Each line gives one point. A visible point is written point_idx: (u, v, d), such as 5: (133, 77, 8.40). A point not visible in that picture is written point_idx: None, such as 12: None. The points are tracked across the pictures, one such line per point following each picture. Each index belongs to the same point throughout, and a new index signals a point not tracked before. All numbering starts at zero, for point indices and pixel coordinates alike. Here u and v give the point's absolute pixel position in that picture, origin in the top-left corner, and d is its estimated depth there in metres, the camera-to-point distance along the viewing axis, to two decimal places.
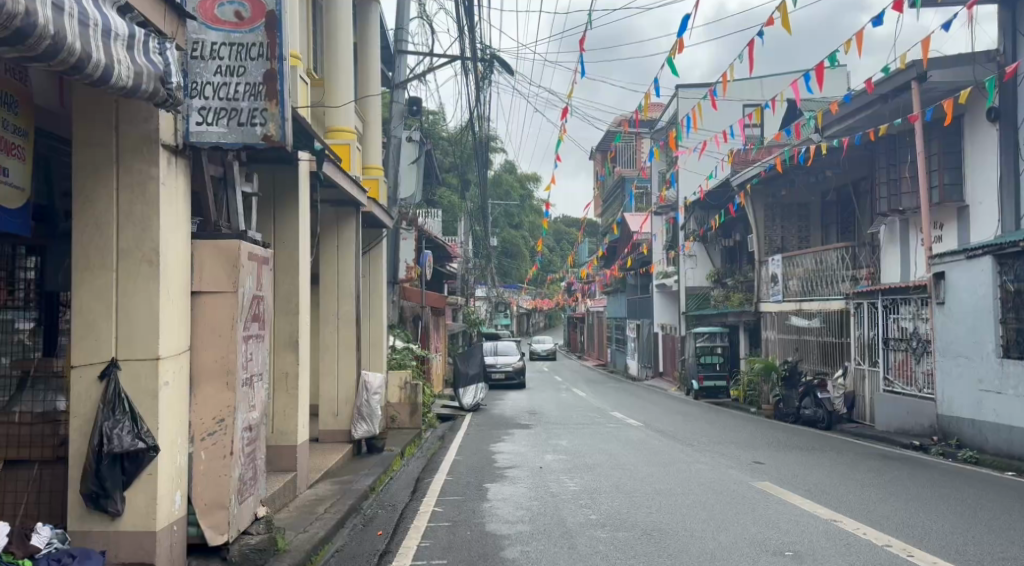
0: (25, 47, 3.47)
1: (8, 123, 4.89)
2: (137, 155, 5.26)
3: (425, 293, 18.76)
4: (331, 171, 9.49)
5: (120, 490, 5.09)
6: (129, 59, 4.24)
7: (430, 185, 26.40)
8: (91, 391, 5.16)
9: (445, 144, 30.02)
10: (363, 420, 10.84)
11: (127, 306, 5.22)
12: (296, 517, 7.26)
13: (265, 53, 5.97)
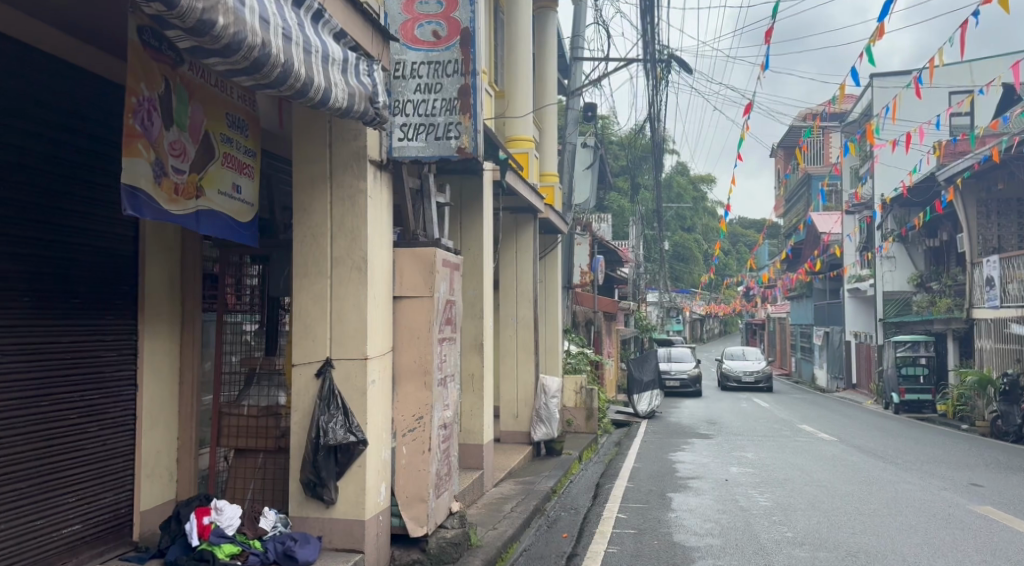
0: (261, 75, 3.86)
1: (239, 145, 5.44)
2: (349, 170, 5.69)
3: (598, 299, 18.79)
4: (512, 179, 9.79)
5: (334, 480, 5.49)
6: (344, 81, 4.60)
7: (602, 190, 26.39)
8: (308, 387, 5.61)
9: (615, 148, 29.92)
10: (542, 422, 10.94)
11: (340, 310, 5.64)
12: (486, 514, 7.50)
13: (460, 68, 6.20)
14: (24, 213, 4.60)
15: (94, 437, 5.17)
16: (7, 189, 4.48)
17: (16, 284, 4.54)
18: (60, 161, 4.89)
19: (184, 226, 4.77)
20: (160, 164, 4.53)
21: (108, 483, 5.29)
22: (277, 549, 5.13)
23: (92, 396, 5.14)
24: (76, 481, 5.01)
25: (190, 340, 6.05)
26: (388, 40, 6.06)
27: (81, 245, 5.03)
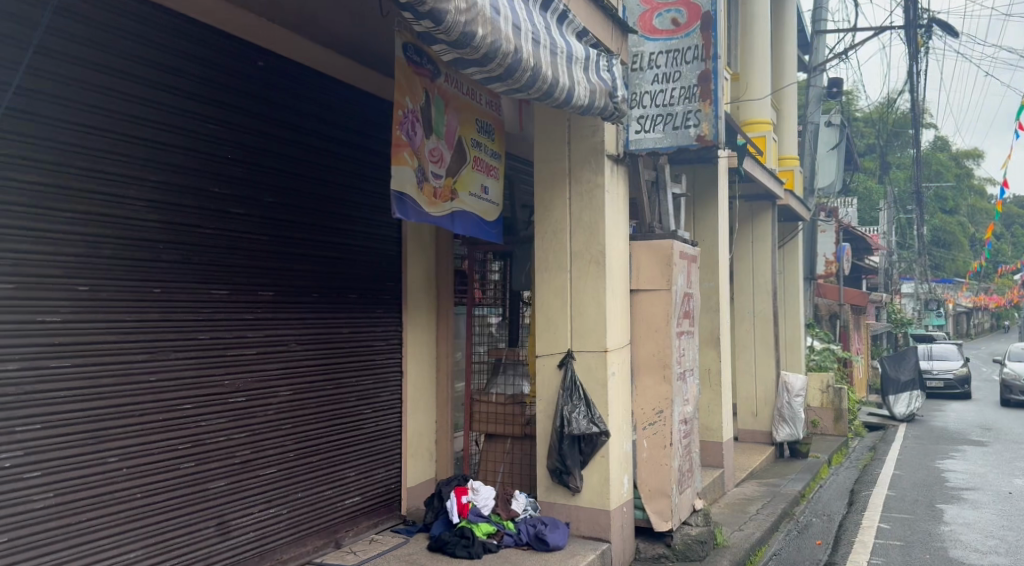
0: (513, 80, 4.04)
1: (487, 148, 5.72)
2: (587, 165, 5.78)
3: (844, 290, 17.56)
4: (752, 166, 9.43)
5: (579, 468, 5.61)
6: (585, 78, 4.68)
7: (848, 173, 24.56)
8: (552, 377, 5.77)
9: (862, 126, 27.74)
10: (785, 423, 10.34)
11: (580, 303, 5.74)
12: (730, 514, 7.31)
13: (700, 54, 6.07)
14: (310, 218, 5.15)
15: (368, 419, 5.70)
16: (296, 198, 5.05)
17: (304, 281, 5.10)
18: (336, 170, 5.41)
19: (441, 226, 5.12)
20: (422, 170, 4.90)
21: (380, 460, 5.81)
22: (528, 531, 5.43)
23: (366, 381, 5.67)
24: (356, 457, 5.56)
25: (445, 331, 6.48)
26: (627, 34, 6.07)
27: (354, 245, 5.54)
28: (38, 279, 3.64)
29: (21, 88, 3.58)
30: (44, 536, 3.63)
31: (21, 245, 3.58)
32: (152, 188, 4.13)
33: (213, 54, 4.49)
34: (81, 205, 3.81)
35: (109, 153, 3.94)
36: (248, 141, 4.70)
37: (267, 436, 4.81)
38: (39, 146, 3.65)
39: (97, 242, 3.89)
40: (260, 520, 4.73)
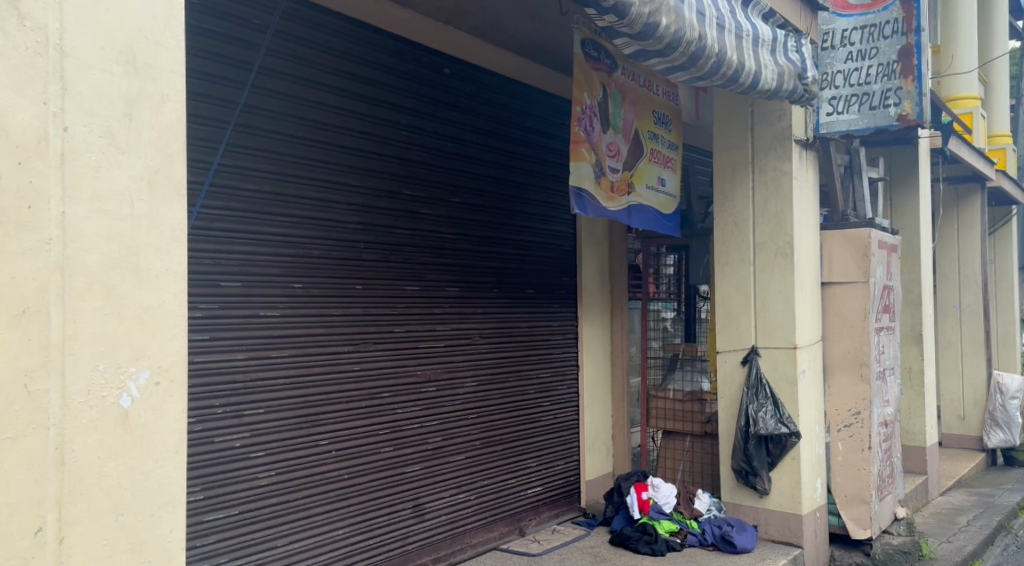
0: (697, 68, 3.92)
1: (664, 140, 5.60)
2: (772, 152, 5.53)
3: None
4: (958, 145, 8.64)
5: (766, 470, 5.37)
6: (773, 61, 4.47)
7: None
8: (735, 374, 5.56)
9: None
10: (999, 428, 9.45)
11: (766, 297, 5.49)
12: (937, 524, 6.75)
13: (901, 28, 5.65)
14: (493, 217, 5.27)
15: (548, 411, 5.76)
16: (480, 197, 5.17)
17: (487, 276, 5.22)
18: (518, 168, 5.50)
19: (618, 221, 5.06)
20: (600, 165, 4.88)
21: (560, 452, 5.85)
22: (714, 531, 5.26)
23: (544, 374, 5.73)
24: (538, 448, 5.63)
25: (619, 326, 6.43)
26: (816, 10, 5.66)
27: (534, 243, 5.61)
28: (260, 278, 3.93)
29: (243, 105, 3.87)
30: (268, 510, 3.92)
31: (247, 248, 3.88)
32: (352, 191, 4.36)
33: (405, 63, 4.68)
34: (296, 211, 4.08)
35: (317, 162, 4.20)
36: (436, 144, 4.87)
37: (456, 424, 4.97)
38: (263, 157, 3.96)
39: (308, 243, 4.16)
40: (450, 505, 4.89)
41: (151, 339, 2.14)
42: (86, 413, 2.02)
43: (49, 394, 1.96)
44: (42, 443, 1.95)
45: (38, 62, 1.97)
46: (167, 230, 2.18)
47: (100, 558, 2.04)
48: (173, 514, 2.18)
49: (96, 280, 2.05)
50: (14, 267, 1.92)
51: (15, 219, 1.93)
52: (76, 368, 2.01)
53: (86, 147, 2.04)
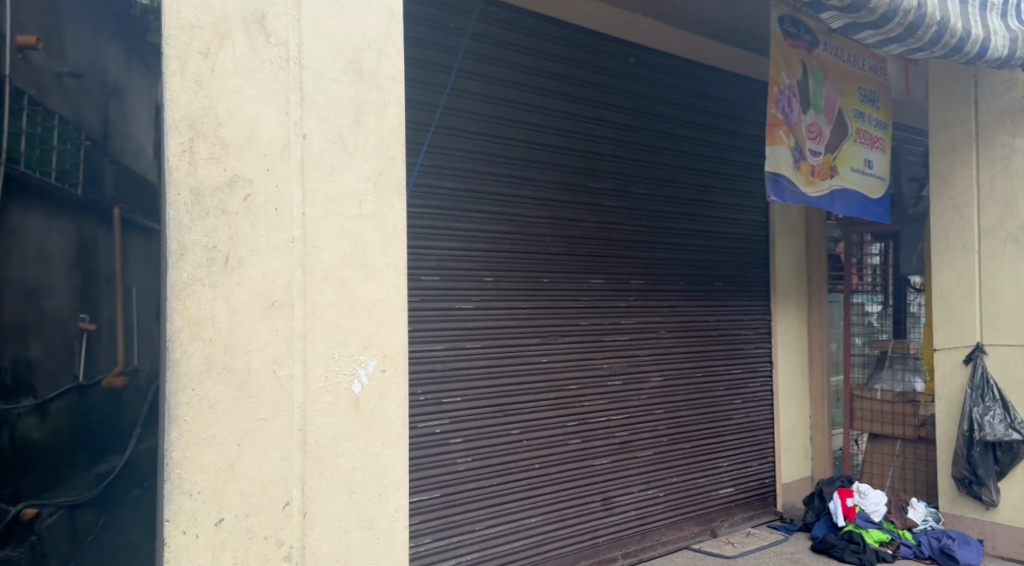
0: (915, 39, 3.65)
1: (872, 119, 5.24)
2: (999, 127, 5.05)
3: None
4: None
5: (994, 479, 4.88)
6: (1004, 26, 4.05)
7: None
8: (955, 374, 5.07)
9: None
10: None
11: (993, 289, 4.99)
12: None
13: None
14: (683, 208, 5.17)
15: (740, 409, 5.54)
16: (670, 188, 5.09)
17: (675, 269, 5.12)
18: (708, 157, 5.35)
19: (819, 208, 4.79)
20: (799, 149, 4.64)
21: (753, 452, 5.61)
22: (932, 545, 4.89)
23: (736, 371, 5.52)
24: (728, 447, 5.43)
25: (817, 321, 6.06)
26: None
27: (726, 232, 5.45)
28: (458, 271, 4.10)
29: (441, 106, 4.05)
30: (467, 495, 4.07)
31: (446, 244, 4.06)
32: (543, 185, 4.44)
33: (594, 57, 4.70)
34: (490, 207, 4.21)
35: (508, 158, 4.30)
36: (625, 136, 4.84)
37: (644, 419, 4.91)
38: (460, 155, 4.12)
39: (502, 237, 4.28)
40: (640, 500, 4.84)
41: (376, 330, 2.52)
42: (323, 397, 2.43)
43: (293, 377, 2.39)
44: (287, 423, 2.38)
45: (281, 75, 2.41)
46: (388, 229, 2.56)
47: (339, 530, 2.45)
48: (394, 495, 2.54)
49: (330, 273, 2.46)
50: (263, 264, 2.37)
51: (266, 220, 2.37)
52: (317, 355, 2.43)
53: (321, 154, 2.46)
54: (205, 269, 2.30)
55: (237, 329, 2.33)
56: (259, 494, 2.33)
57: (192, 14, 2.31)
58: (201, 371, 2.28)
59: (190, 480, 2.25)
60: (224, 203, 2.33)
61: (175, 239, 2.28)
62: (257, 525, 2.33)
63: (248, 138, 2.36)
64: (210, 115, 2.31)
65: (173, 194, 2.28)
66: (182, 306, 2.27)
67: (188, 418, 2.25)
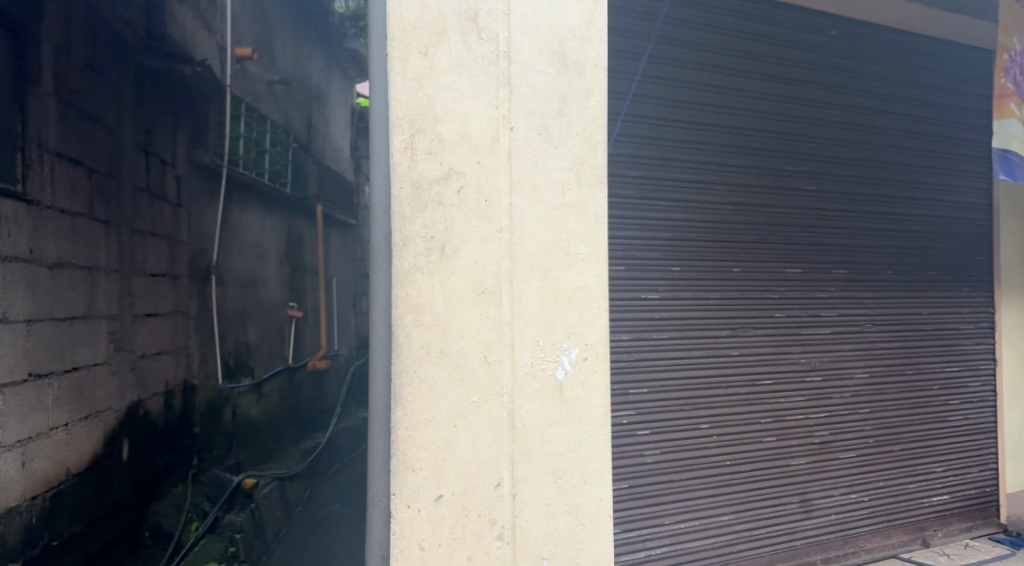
0: None
1: None
2: None
3: None
4: None
5: None
6: None
7: None
8: None
9: None
10: None
11: None
12: None
13: None
14: (892, 191, 4.81)
15: (957, 410, 5.06)
16: (876, 170, 4.75)
17: (881, 257, 4.76)
18: (921, 135, 4.92)
19: None
20: None
21: (973, 458, 5.11)
22: None
23: (952, 367, 5.06)
24: (944, 451, 4.98)
25: None
26: None
27: (942, 217, 5.01)
28: (646, 261, 4.06)
29: (632, 94, 4.05)
30: (655, 489, 4.03)
31: (630, 233, 4.03)
32: (736, 171, 4.29)
33: (792, 32, 4.47)
34: (679, 193, 4.12)
35: (697, 144, 4.19)
36: (826, 116, 4.57)
37: (847, 418, 4.61)
38: (649, 143, 4.08)
39: (692, 226, 4.17)
40: (842, 504, 4.54)
41: (579, 319, 2.77)
42: (530, 382, 2.73)
43: (502, 362, 2.70)
44: (497, 406, 2.69)
45: (492, 68, 2.72)
46: (591, 218, 2.80)
47: (547, 513, 2.74)
48: (597, 485, 2.78)
49: (536, 263, 2.74)
50: (474, 254, 2.69)
51: (476, 210, 2.69)
52: (523, 342, 2.72)
53: (528, 143, 2.74)
54: (423, 259, 2.66)
55: (453, 315, 2.67)
56: (471, 472, 2.66)
57: (412, 15, 2.68)
58: (421, 356, 2.65)
59: (414, 456, 2.63)
60: (440, 194, 2.67)
61: (398, 230, 2.66)
62: (470, 503, 2.66)
63: (462, 133, 2.69)
64: (429, 111, 2.67)
65: (397, 187, 2.66)
66: (403, 294, 2.65)
67: (410, 399, 2.64)
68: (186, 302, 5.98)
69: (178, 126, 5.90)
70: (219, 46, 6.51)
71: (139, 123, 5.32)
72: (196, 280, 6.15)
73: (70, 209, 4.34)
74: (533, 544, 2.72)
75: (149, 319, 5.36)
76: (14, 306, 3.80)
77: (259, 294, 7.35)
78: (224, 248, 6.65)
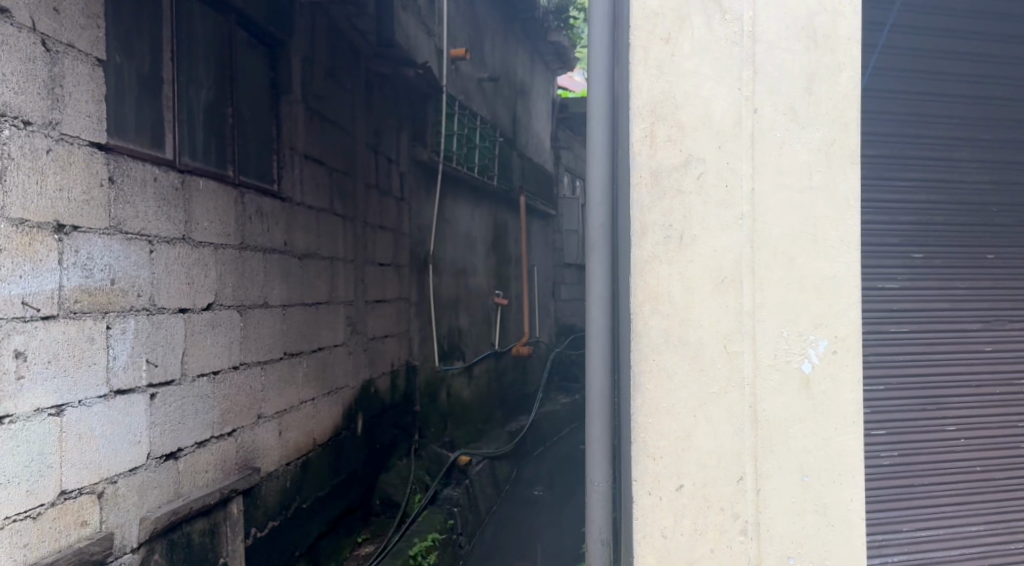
0: None
1: None
2: None
3: None
4: None
5: None
6: None
7: None
8: None
9: None
10: None
11: None
12: None
13: None
14: None
15: None
16: None
17: None
18: None
19: None
20: None
21: None
22: None
23: None
24: None
25: None
26: None
27: None
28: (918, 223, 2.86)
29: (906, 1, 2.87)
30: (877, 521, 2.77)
31: (889, 182, 2.85)
32: None
33: None
34: (883, 133, 2.83)
35: (936, 73, 2.91)
36: None
37: None
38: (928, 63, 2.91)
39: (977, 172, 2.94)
40: None
41: (828, 308, 2.34)
42: (773, 375, 2.32)
43: (742, 354, 2.31)
44: (738, 397, 2.30)
45: (735, 51, 2.32)
46: (843, 199, 2.34)
47: (793, 512, 2.33)
48: (852, 481, 2.34)
49: (779, 252, 2.32)
50: (715, 241, 2.31)
51: (717, 197, 2.31)
52: (766, 333, 2.32)
53: (772, 124, 2.33)
54: (662, 246, 2.31)
55: (692, 303, 2.30)
56: (713, 464, 2.30)
57: (656, 2, 2.33)
58: (660, 344, 2.30)
59: (652, 444, 2.30)
60: (679, 182, 2.31)
61: (637, 219, 2.32)
62: (712, 497, 2.30)
63: (703, 118, 2.31)
64: (668, 101, 2.31)
65: (635, 176, 2.32)
66: (641, 283, 2.31)
67: (649, 386, 2.30)
68: (408, 289, 6.38)
69: (401, 125, 6.28)
70: (436, 48, 6.86)
71: (370, 124, 5.72)
72: (416, 268, 6.53)
73: (316, 204, 4.76)
74: (777, 542, 2.32)
75: (379, 305, 5.76)
76: (274, 292, 4.14)
77: (469, 282, 7.69)
78: (440, 239, 7.01)
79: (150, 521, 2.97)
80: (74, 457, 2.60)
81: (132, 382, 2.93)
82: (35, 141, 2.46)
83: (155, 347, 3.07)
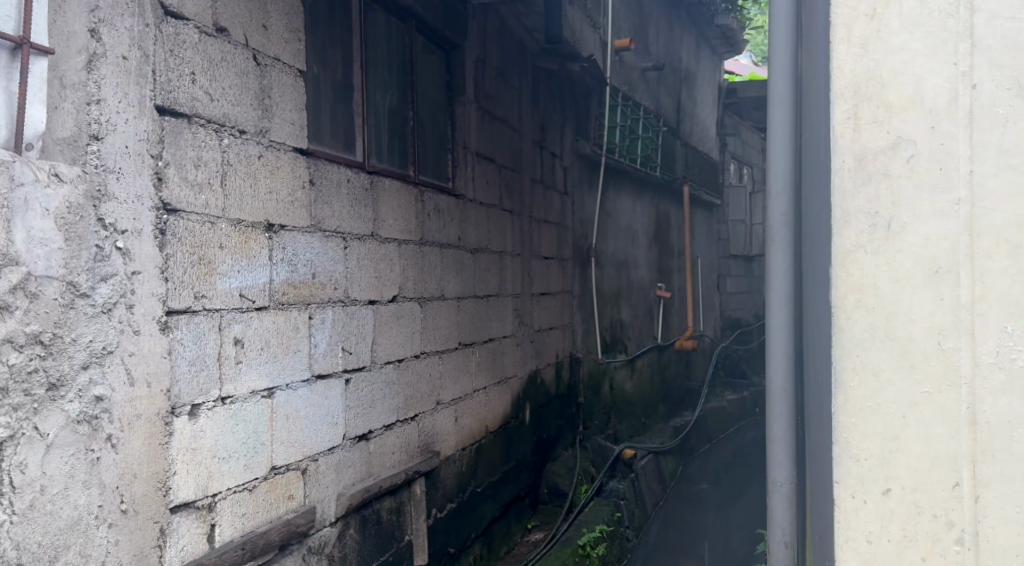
0: None
1: None
2: None
3: None
4: None
5: None
6: None
7: None
8: None
9: None
10: None
11: None
12: None
13: None
14: None
15: None
16: None
17: None
18: None
19: None
20: None
21: None
22: None
23: None
24: None
25: None
26: None
27: None
28: None
29: None
30: None
31: None
32: None
33: None
34: None
35: None
36: None
37: None
38: None
39: None
40: None
41: None
42: (996, 374, 1.75)
43: (962, 351, 1.76)
44: (955, 399, 1.76)
45: (951, 23, 1.77)
46: None
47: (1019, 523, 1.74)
48: None
49: (1004, 238, 1.75)
50: (930, 227, 1.78)
51: (930, 179, 1.78)
52: (986, 327, 1.75)
53: (995, 101, 1.75)
54: (866, 235, 1.82)
55: (900, 297, 1.80)
56: (925, 469, 1.78)
57: None
58: (865, 338, 1.81)
59: (856, 445, 1.82)
60: (887, 166, 1.81)
61: (837, 206, 1.85)
62: (924, 501, 1.78)
63: (914, 97, 1.79)
64: (872, 78, 1.81)
65: (835, 161, 1.85)
66: (842, 274, 1.83)
67: (852, 384, 1.82)
68: (572, 281, 6.41)
69: (565, 119, 6.33)
70: (601, 40, 6.85)
71: (536, 119, 5.81)
72: (579, 261, 6.57)
73: (486, 199, 4.89)
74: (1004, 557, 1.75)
75: (543, 297, 5.84)
76: (449, 285, 4.31)
77: (632, 275, 7.65)
78: (602, 232, 7.01)
79: (346, 497, 3.19)
80: (284, 436, 2.84)
81: (330, 368, 3.15)
82: (249, 148, 2.69)
83: (349, 336, 3.29)
